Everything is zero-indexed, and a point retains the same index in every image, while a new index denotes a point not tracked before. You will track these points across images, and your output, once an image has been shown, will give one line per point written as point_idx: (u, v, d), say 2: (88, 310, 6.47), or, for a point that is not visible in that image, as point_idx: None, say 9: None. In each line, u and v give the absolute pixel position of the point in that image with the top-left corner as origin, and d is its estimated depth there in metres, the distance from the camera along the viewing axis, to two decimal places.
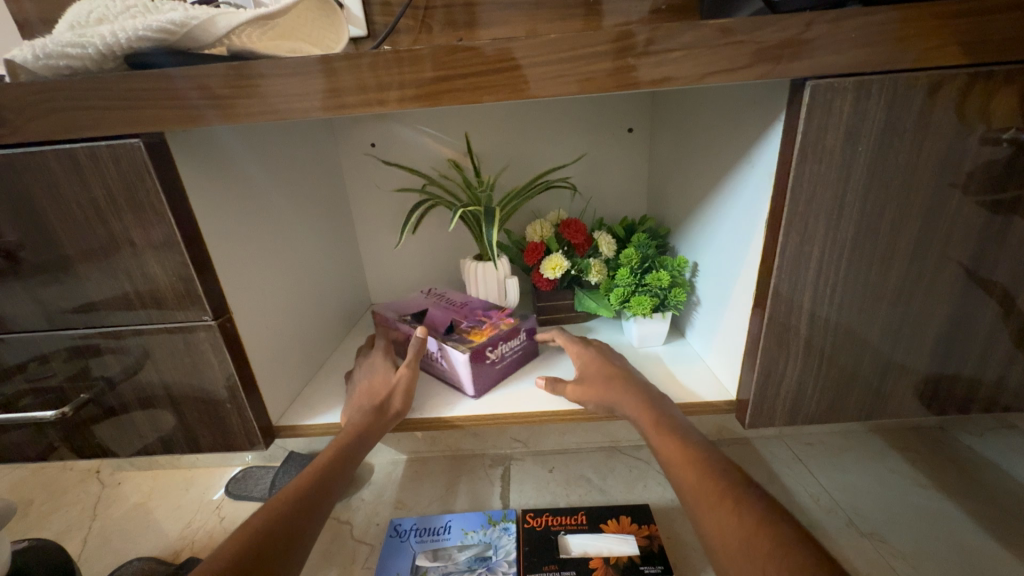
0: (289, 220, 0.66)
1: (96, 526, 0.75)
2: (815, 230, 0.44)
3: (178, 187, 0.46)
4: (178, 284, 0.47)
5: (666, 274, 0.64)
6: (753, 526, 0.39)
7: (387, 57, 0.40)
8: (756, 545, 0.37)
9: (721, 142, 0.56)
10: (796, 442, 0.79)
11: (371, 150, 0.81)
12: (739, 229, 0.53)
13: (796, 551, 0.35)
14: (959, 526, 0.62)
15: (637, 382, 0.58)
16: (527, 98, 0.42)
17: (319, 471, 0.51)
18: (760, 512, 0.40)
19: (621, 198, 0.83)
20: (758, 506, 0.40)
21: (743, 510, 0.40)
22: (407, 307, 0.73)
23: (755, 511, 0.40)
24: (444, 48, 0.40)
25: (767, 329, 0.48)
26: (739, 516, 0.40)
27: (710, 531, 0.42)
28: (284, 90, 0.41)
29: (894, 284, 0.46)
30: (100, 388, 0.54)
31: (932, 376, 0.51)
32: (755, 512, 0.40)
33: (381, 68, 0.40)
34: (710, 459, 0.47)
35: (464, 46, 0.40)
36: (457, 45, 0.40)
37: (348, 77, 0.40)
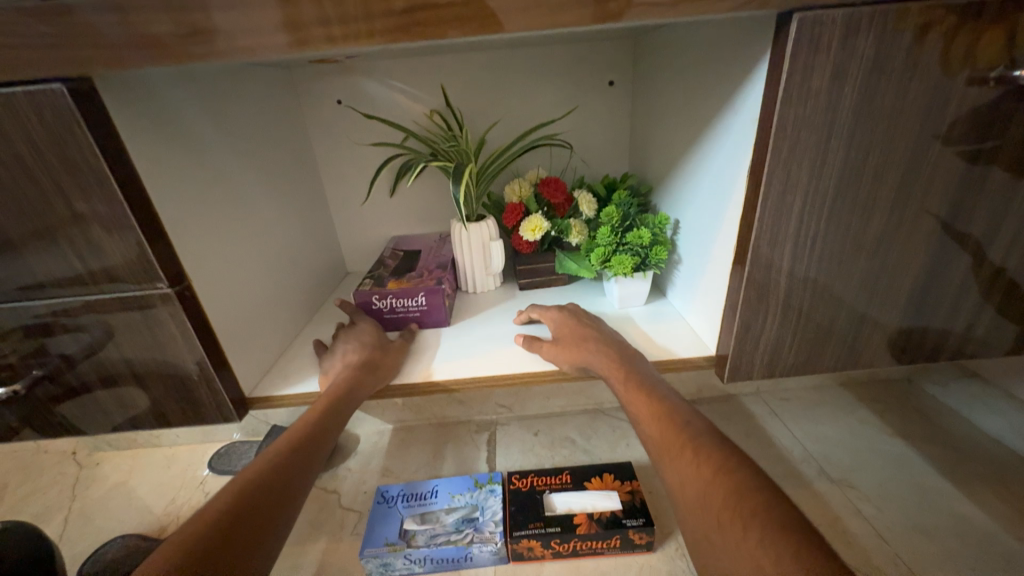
0: (248, 181, 0.62)
1: (77, 506, 0.74)
2: (798, 178, 0.42)
3: (115, 142, 0.41)
4: (126, 251, 0.44)
5: (647, 231, 0.62)
6: (709, 476, 0.39)
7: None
8: (711, 495, 0.38)
9: (705, 90, 0.54)
10: (772, 397, 0.81)
11: (338, 107, 0.76)
12: (720, 180, 0.51)
13: (751, 497, 0.36)
14: (920, 469, 0.65)
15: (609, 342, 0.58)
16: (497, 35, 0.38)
17: (310, 431, 0.49)
18: (717, 462, 0.40)
19: (602, 156, 0.80)
20: (716, 456, 0.41)
21: (705, 461, 0.41)
22: (408, 245, 0.80)
23: (712, 462, 0.40)
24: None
25: (747, 284, 0.48)
26: (698, 468, 0.41)
27: (671, 481, 0.43)
28: (225, 24, 0.36)
29: (873, 235, 0.45)
30: (54, 365, 0.50)
31: (904, 328, 0.51)
32: (713, 463, 0.40)
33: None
34: (674, 413, 0.47)
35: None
36: None
37: (298, 9, 0.36)
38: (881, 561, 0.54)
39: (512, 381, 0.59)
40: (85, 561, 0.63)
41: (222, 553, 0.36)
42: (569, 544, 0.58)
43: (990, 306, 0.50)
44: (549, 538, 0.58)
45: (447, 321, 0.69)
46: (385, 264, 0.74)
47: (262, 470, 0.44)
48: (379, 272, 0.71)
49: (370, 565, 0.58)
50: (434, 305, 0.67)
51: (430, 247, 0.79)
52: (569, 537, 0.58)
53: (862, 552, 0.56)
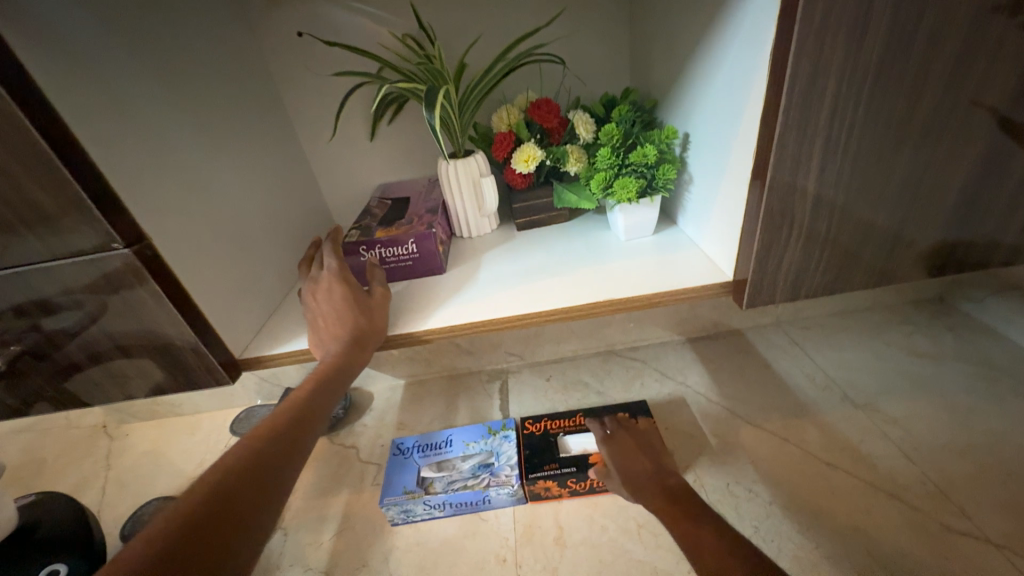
0: (206, 130, 0.56)
1: (112, 474, 0.76)
2: (832, 56, 0.35)
3: (26, 80, 0.36)
4: (66, 208, 0.39)
5: (652, 149, 0.55)
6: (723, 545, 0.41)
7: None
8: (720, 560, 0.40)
9: None
10: (794, 326, 0.76)
11: (300, 40, 0.68)
12: (737, 74, 0.44)
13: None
14: (955, 388, 0.61)
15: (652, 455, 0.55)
16: None
17: (296, 408, 0.45)
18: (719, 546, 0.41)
19: (600, 72, 0.71)
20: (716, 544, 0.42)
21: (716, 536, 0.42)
22: (397, 192, 0.75)
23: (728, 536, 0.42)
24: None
25: (770, 193, 0.41)
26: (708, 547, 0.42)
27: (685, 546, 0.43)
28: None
29: (920, 123, 0.38)
30: (31, 341, 0.48)
31: (952, 234, 0.45)
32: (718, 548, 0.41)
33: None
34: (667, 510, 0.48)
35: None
36: None
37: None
38: (910, 481, 0.52)
39: (512, 325, 0.55)
40: (126, 521, 0.65)
41: (189, 551, 0.31)
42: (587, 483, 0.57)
43: None
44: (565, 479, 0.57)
45: (442, 268, 0.65)
46: (372, 214, 0.69)
47: (240, 455, 0.39)
48: (366, 221, 0.67)
49: (392, 512, 0.58)
50: (427, 250, 0.63)
51: (420, 192, 0.73)
52: (584, 476, 0.56)
53: (891, 473, 0.53)
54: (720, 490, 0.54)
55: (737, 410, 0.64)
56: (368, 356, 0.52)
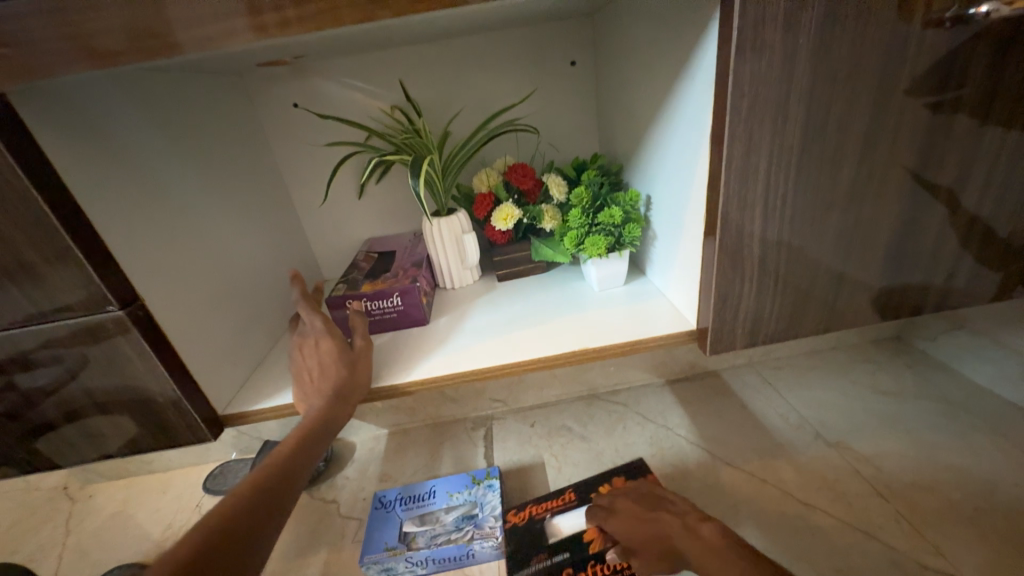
0: (200, 193, 0.60)
1: (72, 540, 0.72)
2: (761, 139, 0.41)
3: (41, 159, 0.39)
4: (73, 282, 0.42)
5: (618, 210, 0.61)
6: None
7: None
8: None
9: (663, 58, 0.52)
10: (765, 367, 0.80)
11: (296, 110, 0.73)
12: (686, 149, 0.50)
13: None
14: (915, 425, 0.65)
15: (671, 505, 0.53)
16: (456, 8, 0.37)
17: (279, 460, 0.45)
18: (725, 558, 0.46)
19: (571, 137, 0.78)
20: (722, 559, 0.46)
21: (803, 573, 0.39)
22: (384, 246, 0.78)
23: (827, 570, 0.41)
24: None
25: (721, 251, 0.46)
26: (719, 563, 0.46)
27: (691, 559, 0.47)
28: (174, 16, 0.35)
29: (843, 192, 0.44)
30: (15, 403, 0.48)
31: (886, 283, 0.50)
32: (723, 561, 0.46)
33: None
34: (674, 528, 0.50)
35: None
36: None
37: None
38: (881, 520, 0.54)
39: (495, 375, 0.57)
40: None
41: None
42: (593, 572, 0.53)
43: (968, 254, 0.49)
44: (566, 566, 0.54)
45: (426, 319, 0.68)
46: (359, 268, 0.72)
47: (219, 513, 0.39)
48: (354, 274, 0.70)
49: (372, 572, 0.57)
50: (411, 303, 0.65)
51: (406, 246, 0.77)
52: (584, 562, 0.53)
53: (865, 510, 0.55)
54: None
55: (716, 452, 0.66)
56: (352, 409, 0.53)
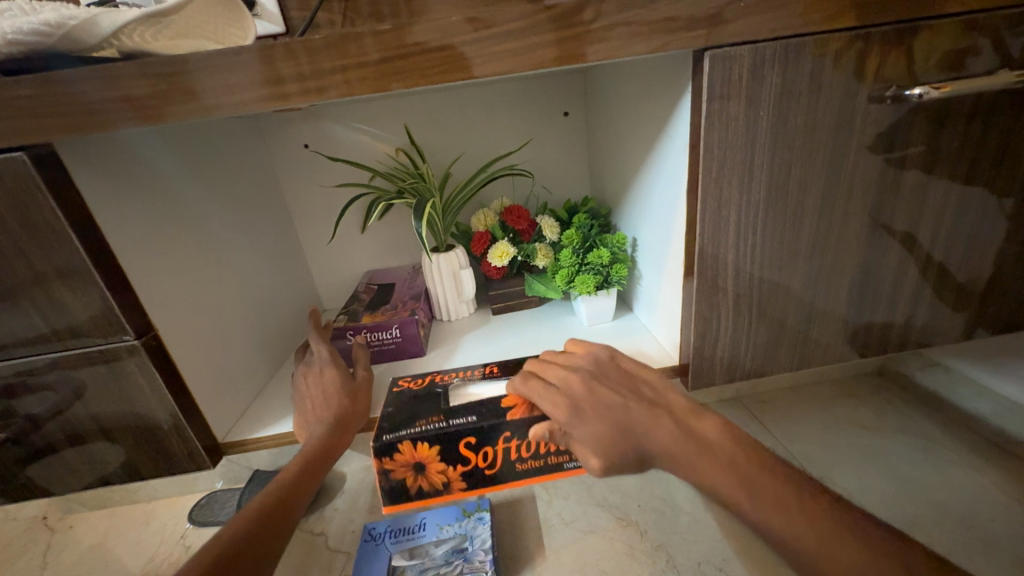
0: (214, 228, 0.63)
1: (49, 572, 0.70)
2: (730, 195, 0.45)
3: (78, 201, 0.43)
4: (93, 311, 0.45)
5: (606, 251, 0.66)
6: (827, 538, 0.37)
7: (314, 44, 0.39)
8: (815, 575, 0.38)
9: (645, 118, 0.58)
10: (749, 401, 0.83)
11: (305, 150, 0.78)
12: (666, 200, 0.55)
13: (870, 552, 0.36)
14: (891, 461, 0.67)
15: (652, 397, 0.48)
16: (464, 78, 0.42)
17: (283, 486, 0.47)
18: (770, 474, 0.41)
19: (563, 180, 0.84)
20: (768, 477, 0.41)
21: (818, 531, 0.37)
22: (384, 278, 0.82)
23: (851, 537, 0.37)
24: (382, 34, 0.40)
25: (698, 293, 0.50)
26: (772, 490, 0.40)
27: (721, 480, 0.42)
28: (212, 82, 0.39)
29: (807, 241, 0.49)
30: (20, 427, 0.50)
31: (853, 324, 0.54)
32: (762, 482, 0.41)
33: (306, 57, 0.40)
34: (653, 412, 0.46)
35: (398, 27, 0.40)
36: (348, 33, 0.39)
37: (277, 65, 0.40)
38: None
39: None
40: None
41: None
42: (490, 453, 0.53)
43: (926, 298, 0.53)
44: (453, 457, 0.52)
45: (423, 351, 0.70)
46: (360, 299, 0.75)
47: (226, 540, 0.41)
48: (354, 306, 0.73)
49: None
50: (409, 335, 0.68)
51: (405, 279, 0.80)
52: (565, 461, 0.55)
53: None
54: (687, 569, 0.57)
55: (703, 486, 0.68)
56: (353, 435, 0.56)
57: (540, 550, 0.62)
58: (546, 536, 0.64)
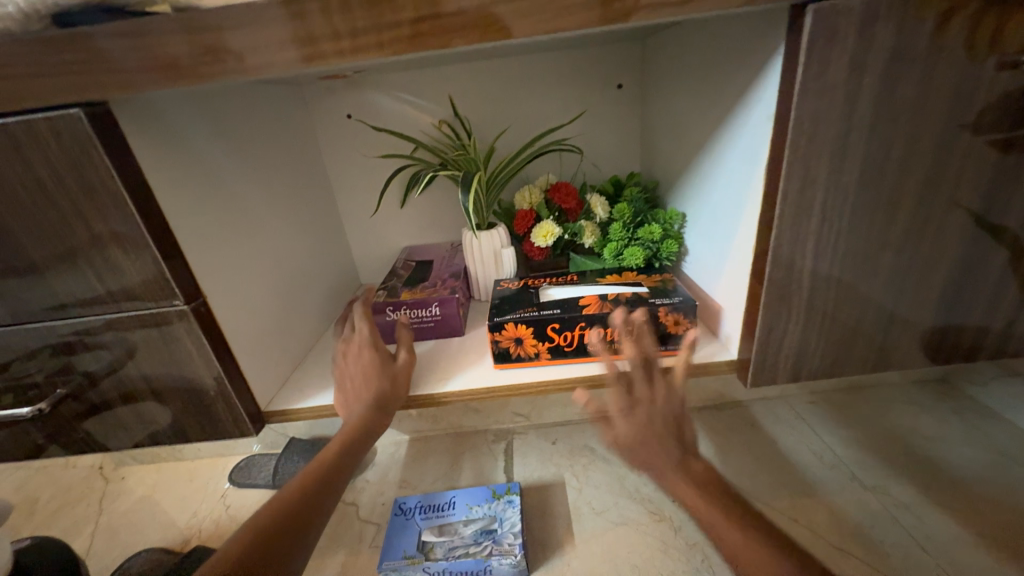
0: (259, 196, 0.63)
1: (104, 520, 0.74)
2: (818, 174, 0.40)
3: (131, 164, 0.42)
4: (145, 274, 0.45)
5: (657, 226, 0.63)
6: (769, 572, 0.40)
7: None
8: None
9: (717, 89, 0.52)
10: (796, 401, 0.78)
11: (348, 121, 0.77)
12: (738, 179, 0.49)
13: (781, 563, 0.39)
14: (959, 477, 0.62)
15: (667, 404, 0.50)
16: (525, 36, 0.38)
17: (323, 465, 0.47)
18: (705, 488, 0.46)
19: (612, 158, 0.79)
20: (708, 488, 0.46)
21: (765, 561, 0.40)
22: (422, 255, 0.80)
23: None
24: None
25: (769, 284, 0.45)
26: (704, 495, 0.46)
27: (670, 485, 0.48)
28: (263, 40, 0.37)
29: (901, 230, 0.43)
30: (79, 384, 0.51)
31: (939, 327, 0.48)
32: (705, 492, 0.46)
33: (343, 13, 0.37)
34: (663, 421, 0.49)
35: None
36: None
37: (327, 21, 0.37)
38: None
39: (556, 388, 0.56)
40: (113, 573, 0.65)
41: None
42: (573, 334, 0.56)
43: None
44: (542, 336, 0.56)
45: (461, 330, 0.69)
46: (397, 275, 0.74)
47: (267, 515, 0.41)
48: (392, 282, 0.71)
49: None
50: (449, 312, 0.67)
51: (443, 257, 0.79)
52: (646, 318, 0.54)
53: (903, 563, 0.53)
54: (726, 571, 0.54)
55: (744, 487, 0.65)
56: (391, 417, 0.55)
57: (569, 539, 0.61)
58: (576, 524, 0.62)
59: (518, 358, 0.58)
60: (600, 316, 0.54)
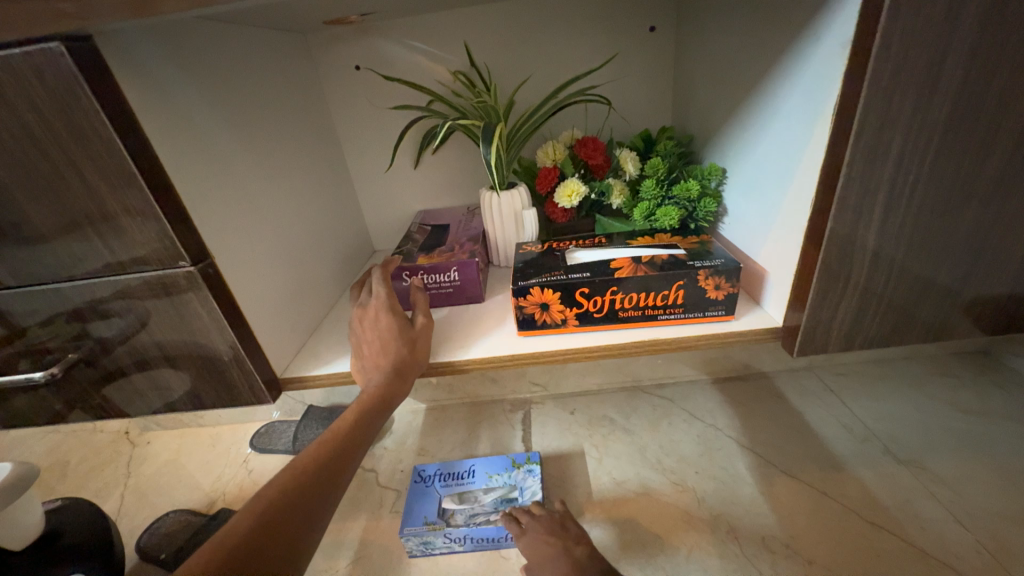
0: (265, 154, 0.59)
1: (131, 483, 0.75)
2: (900, 110, 0.35)
3: (123, 109, 0.39)
4: (148, 233, 0.42)
5: (694, 182, 0.58)
6: None
7: None
8: None
9: (773, 20, 0.46)
10: (828, 372, 0.74)
11: (357, 73, 0.72)
12: (796, 122, 0.44)
13: None
14: (1010, 451, 0.58)
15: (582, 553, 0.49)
16: None
17: (338, 438, 0.45)
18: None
19: (641, 111, 0.73)
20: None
21: None
22: (438, 219, 0.76)
23: None
24: None
25: (829, 242, 0.41)
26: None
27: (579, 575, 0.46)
28: None
29: (988, 179, 0.38)
30: (91, 349, 0.50)
31: (1014, 290, 0.43)
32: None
33: None
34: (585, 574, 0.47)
35: None
36: None
37: None
38: (966, 549, 0.49)
39: (583, 356, 0.53)
40: (142, 533, 0.66)
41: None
42: (603, 299, 0.52)
43: None
44: (571, 302, 0.52)
45: (482, 297, 0.65)
46: (413, 240, 0.70)
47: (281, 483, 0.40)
48: (408, 247, 0.68)
49: (411, 544, 0.56)
50: (470, 277, 0.63)
51: (460, 220, 0.75)
52: (684, 282, 0.50)
53: (943, 538, 0.50)
54: (755, 544, 0.52)
55: (772, 458, 0.62)
56: (410, 387, 0.52)
57: (591, 508, 0.59)
58: (595, 494, 0.61)
59: (543, 325, 0.55)
60: (635, 280, 0.50)
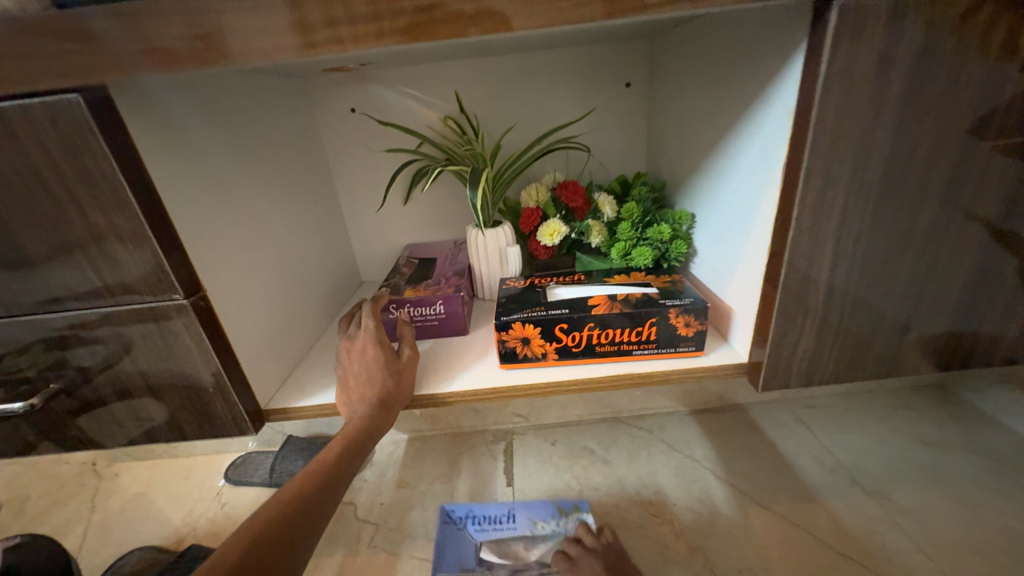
0: (261, 189, 0.61)
1: (96, 518, 0.72)
2: (840, 174, 0.40)
3: (131, 152, 0.41)
4: (143, 266, 0.43)
5: (666, 226, 0.63)
6: None
7: None
8: None
9: (732, 87, 0.52)
10: (797, 405, 0.78)
11: (352, 115, 0.76)
12: (753, 178, 0.49)
13: None
14: (964, 482, 0.61)
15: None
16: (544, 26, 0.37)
17: (322, 469, 0.45)
18: None
19: (619, 157, 0.79)
20: None
21: None
22: (425, 252, 0.79)
23: None
24: None
25: (785, 286, 0.45)
26: None
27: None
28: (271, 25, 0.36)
29: (919, 234, 0.42)
30: (72, 379, 0.50)
31: (951, 331, 0.48)
32: None
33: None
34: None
35: None
36: None
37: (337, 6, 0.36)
38: None
39: (563, 389, 0.55)
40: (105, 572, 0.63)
41: None
42: (581, 335, 0.55)
43: None
44: (551, 336, 0.55)
45: (465, 329, 0.67)
46: (400, 273, 0.73)
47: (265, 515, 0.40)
48: (395, 280, 0.70)
49: None
50: (454, 311, 0.65)
51: (446, 254, 0.77)
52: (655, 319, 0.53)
53: (906, 567, 0.53)
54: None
55: (746, 490, 0.64)
56: (393, 419, 0.53)
57: None
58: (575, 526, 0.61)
59: (524, 358, 0.57)
60: (609, 317, 0.53)
